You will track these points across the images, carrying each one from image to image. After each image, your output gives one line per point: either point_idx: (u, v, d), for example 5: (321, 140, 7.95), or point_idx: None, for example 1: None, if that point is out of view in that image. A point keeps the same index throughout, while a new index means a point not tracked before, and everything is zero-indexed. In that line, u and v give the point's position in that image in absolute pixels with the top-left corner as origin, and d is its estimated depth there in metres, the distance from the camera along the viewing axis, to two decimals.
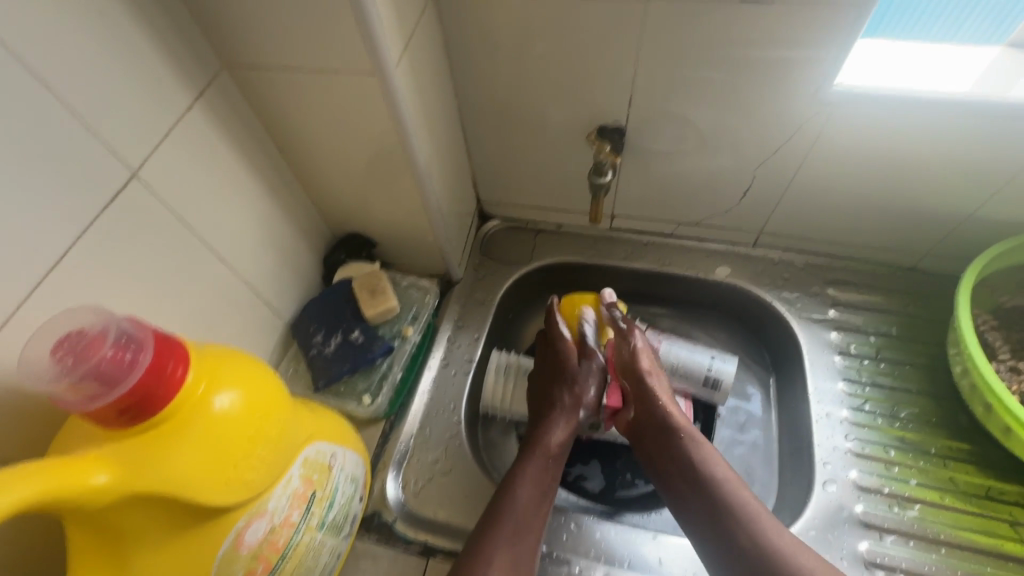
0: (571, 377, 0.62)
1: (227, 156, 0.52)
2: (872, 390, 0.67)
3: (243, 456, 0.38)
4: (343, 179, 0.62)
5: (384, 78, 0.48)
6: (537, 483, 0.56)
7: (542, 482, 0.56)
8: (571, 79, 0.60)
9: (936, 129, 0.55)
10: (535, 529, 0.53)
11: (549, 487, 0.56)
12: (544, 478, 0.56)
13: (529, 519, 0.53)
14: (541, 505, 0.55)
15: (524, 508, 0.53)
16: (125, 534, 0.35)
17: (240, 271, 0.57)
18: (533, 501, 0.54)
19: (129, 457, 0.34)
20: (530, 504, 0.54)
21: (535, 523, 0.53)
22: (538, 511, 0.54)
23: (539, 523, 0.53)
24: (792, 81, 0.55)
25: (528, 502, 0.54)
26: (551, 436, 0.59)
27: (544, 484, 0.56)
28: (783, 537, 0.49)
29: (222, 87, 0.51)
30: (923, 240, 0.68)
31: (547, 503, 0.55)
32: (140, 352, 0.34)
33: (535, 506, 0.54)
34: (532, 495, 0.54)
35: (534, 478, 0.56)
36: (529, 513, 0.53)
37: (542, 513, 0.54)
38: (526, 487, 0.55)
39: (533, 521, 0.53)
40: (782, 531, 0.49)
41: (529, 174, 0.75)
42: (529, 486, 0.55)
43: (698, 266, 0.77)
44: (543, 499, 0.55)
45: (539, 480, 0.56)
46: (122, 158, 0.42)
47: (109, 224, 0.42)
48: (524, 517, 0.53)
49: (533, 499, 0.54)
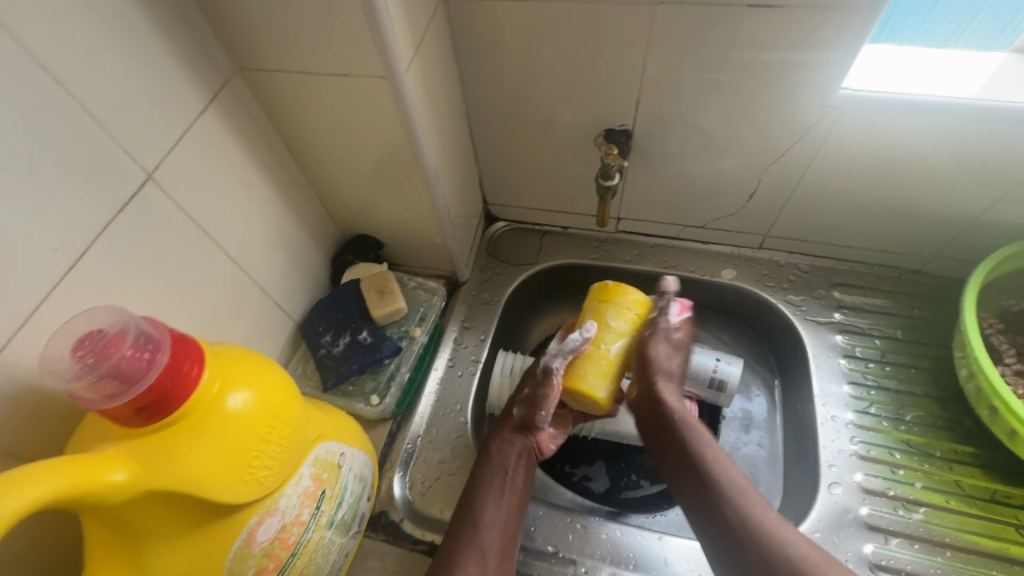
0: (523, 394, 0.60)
1: (239, 158, 0.53)
2: (877, 393, 0.67)
3: (255, 455, 0.38)
4: (353, 181, 0.63)
5: (395, 81, 0.49)
6: (498, 497, 0.55)
7: (504, 495, 0.55)
8: (579, 82, 0.61)
9: (942, 133, 0.55)
10: (501, 542, 0.52)
11: (510, 498, 0.55)
12: (506, 490, 0.56)
13: (491, 535, 0.52)
14: (506, 517, 0.54)
15: (487, 524, 0.53)
16: (140, 531, 0.36)
17: (251, 272, 0.57)
18: (493, 514, 0.54)
19: (146, 455, 0.34)
20: (493, 519, 0.53)
21: (499, 537, 0.53)
22: (501, 525, 0.53)
23: (504, 536, 0.53)
24: (799, 85, 0.55)
25: (491, 518, 0.53)
26: (507, 449, 0.58)
27: (506, 495, 0.55)
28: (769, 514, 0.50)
29: (235, 90, 0.52)
30: (929, 243, 0.68)
31: (510, 514, 0.55)
32: (158, 353, 0.35)
33: (498, 521, 0.53)
34: (493, 510, 0.54)
35: (494, 493, 0.55)
36: (491, 528, 0.53)
37: (505, 526, 0.54)
38: (486, 504, 0.54)
39: (497, 534, 0.53)
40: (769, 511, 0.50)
41: (536, 177, 0.75)
42: (489, 501, 0.54)
43: (704, 268, 0.77)
44: (507, 510, 0.55)
45: (499, 494, 0.55)
46: (137, 160, 0.43)
47: (125, 225, 0.43)
48: (486, 532, 0.52)
49: (495, 513, 0.54)
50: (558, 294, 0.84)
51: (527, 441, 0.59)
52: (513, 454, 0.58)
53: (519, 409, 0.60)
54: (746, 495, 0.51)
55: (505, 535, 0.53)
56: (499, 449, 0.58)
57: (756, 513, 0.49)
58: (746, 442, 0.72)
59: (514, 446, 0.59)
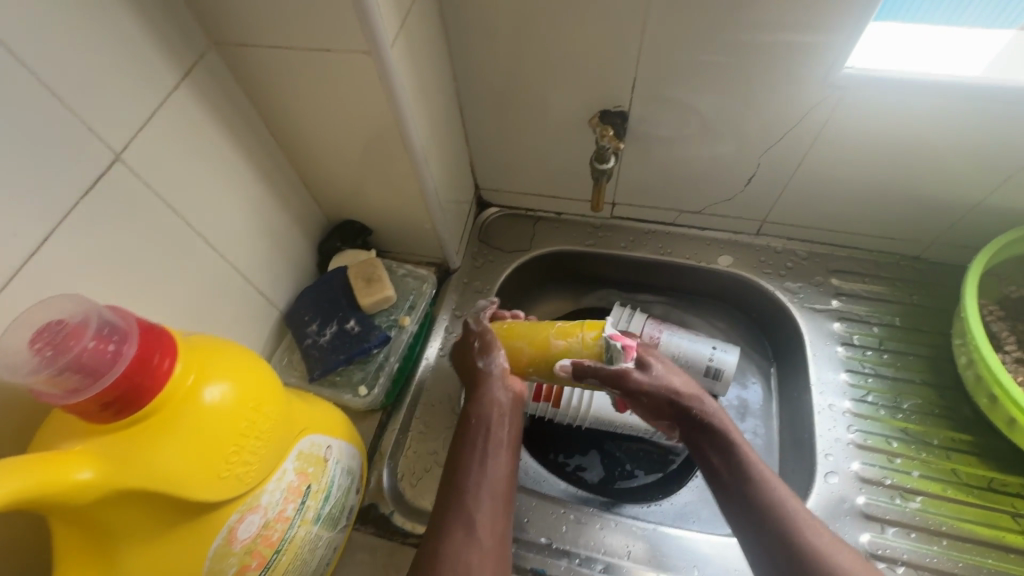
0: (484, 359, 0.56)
1: (216, 139, 0.50)
2: (875, 381, 0.66)
3: (234, 450, 0.36)
4: (338, 164, 0.60)
5: (380, 57, 0.46)
6: (482, 462, 0.51)
7: (488, 458, 0.51)
8: (574, 61, 0.58)
9: (947, 115, 0.53)
10: (492, 508, 0.49)
11: (497, 460, 0.52)
12: (492, 453, 0.52)
13: (482, 501, 0.49)
14: (496, 481, 0.51)
15: (473, 490, 0.49)
16: (111, 531, 0.34)
17: (231, 259, 0.55)
18: (480, 480, 0.50)
19: (115, 453, 0.32)
20: (480, 484, 0.50)
21: (490, 501, 0.49)
22: (491, 489, 0.50)
23: (495, 501, 0.50)
24: (802, 65, 0.53)
25: (478, 484, 0.50)
26: (485, 410, 0.54)
27: (491, 458, 0.52)
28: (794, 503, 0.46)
29: (210, 66, 0.49)
30: (929, 229, 0.67)
31: (500, 475, 0.51)
32: (124, 344, 0.33)
33: (484, 486, 0.50)
34: (478, 475, 0.50)
35: (478, 459, 0.51)
36: (479, 495, 0.49)
37: (493, 489, 0.50)
38: (472, 470, 0.50)
39: (486, 500, 0.49)
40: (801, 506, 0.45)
41: (528, 160, 0.73)
42: (473, 468, 0.51)
43: (701, 256, 0.76)
44: (495, 474, 0.51)
45: (483, 458, 0.51)
46: (104, 140, 0.41)
47: (92, 210, 0.41)
48: (473, 499, 0.49)
49: (483, 479, 0.50)
50: (551, 282, 0.82)
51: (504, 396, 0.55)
52: (490, 411, 0.54)
53: (489, 366, 0.56)
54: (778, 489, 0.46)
55: (496, 497, 0.50)
56: (476, 411, 0.54)
57: (785, 502, 0.45)
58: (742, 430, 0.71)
59: (490, 404, 0.54)
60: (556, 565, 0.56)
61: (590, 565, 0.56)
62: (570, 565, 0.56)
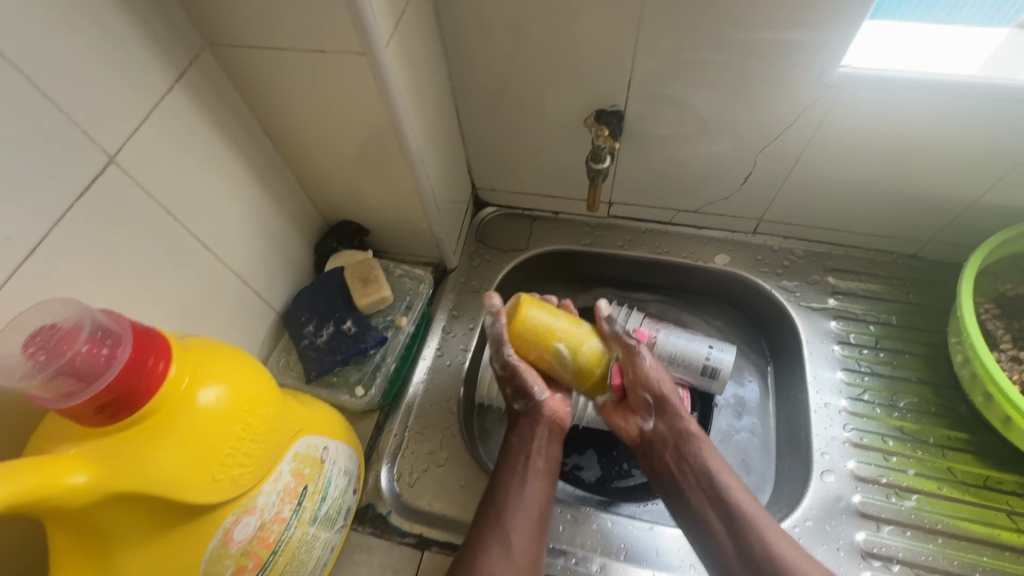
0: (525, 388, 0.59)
1: (211, 140, 0.50)
2: (871, 379, 0.66)
3: (230, 452, 0.37)
4: (334, 164, 0.60)
5: (374, 58, 0.46)
6: (521, 482, 0.56)
7: (528, 480, 0.56)
8: (569, 61, 0.58)
9: (942, 114, 0.53)
10: (528, 533, 0.53)
11: (535, 481, 0.56)
12: (531, 475, 0.56)
13: (519, 524, 0.53)
14: (532, 504, 0.55)
15: (511, 509, 0.54)
16: (106, 533, 0.34)
17: (227, 260, 0.55)
18: (519, 499, 0.54)
19: (111, 455, 0.32)
20: (518, 503, 0.54)
21: (526, 530, 0.53)
22: (528, 509, 0.54)
23: (530, 531, 0.53)
24: (797, 64, 0.53)
25: (517, 503, 0.54)
26: (528, 433, 0.59)
27: (529, 481, 0.56)
28: (774, 530, 0.52)
29: (204, 67, 0.49)
30: (925, 227, 0.67)
31: (535, 503, 0.55)
32: (117, 348, 0.33)
33: (522, 507, 0.54)
34: (517, 496, 0.55)
35: (518, 476, 0.56)
36: (516, 519, 0.53)
37: (531, 512, 0.54)
38: (512, 488, 0.55)
39: (523, 522, 0.53)
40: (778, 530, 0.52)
41: (525, 160, 0.73)
42: (514, 485, 0.55)
43: (698, 255, 0.76)
44: (533, 496, 0.55)
45: (524, 477, 0.56)
46: (98, 142, 0.41)
47: (86, 212, 0.41)
48: (511, 519, 0.53)
49: (521, 500, 0.54)
50: (549, 281, 0.82)
51: (545, 428, 0.60)
52: (530, 437, 0.59)
53: (522, 403, 0.60)
54: (753, 512, 0.53)
55: (532, 522, 0.54)
56: (519, 431, 0.60)
57: (764, 524, 0.52)
58: (739, 428, 0.71)
59: (532, 430, 0.59)
60: (553, 564, 0.57)
61: (587, 565, 0.57)
62: (566, 564, 0.57)
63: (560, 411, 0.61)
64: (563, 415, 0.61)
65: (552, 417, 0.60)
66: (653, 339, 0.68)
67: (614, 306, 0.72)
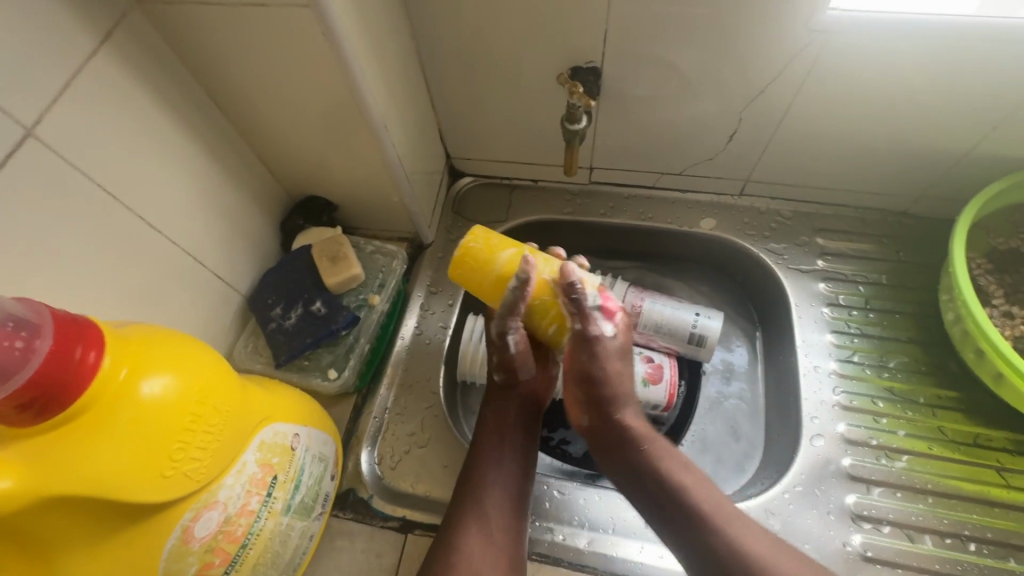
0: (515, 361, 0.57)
1: (149, 110, 0.46)
2: (861, 340, 0.65)
3: (180, 447, 0.34)
4: (292, 134, 0.56)
5: (321, 12, 0.42)
6: (498, 459, 0.55)
7: (505, 457, 0.55)
8: (539, 13, 0.54)
9: (934, 59, 0.50)
10: (506, 507, 0.52)
11: (511, 457, 0.55)
12: (508, 453, 0.56)
13: (496, 500, 0.52)
14: (511, 480, 0.54)
15: (488, 487, 0.53)
16: (47, 539, 0.31)
17: (180, 241, 0.51)
18: (496, 477, 0.54)
19: (42, 459, 0.30)
20: (496, 481, 0.53)
21: (505, 508, 0.52)
22: (507, 486, 0.54)
23: (510, 508, 0.53)
24: (782, 9, 0.49)
25: (494, 481, 0.53)
26: (502, 408, 0.58)
27: (506, 458, 0.55)
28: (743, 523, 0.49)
29: (135, 29, 0.44)
30: (916, 182, 0.65)
31: (512, 478, 0.54)
32: (35, 339, 0.30)
33: (500, 484, 0.53)
34: (494, 474, 0.54)
35: (495, 455, 0.55)
36: (493, 493, 0.53)
37: (509, 488, 0.53)
38: (490, 467, 0.54)
39: (502, 499, 0.53)
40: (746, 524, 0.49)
41: (499, 125, 0.69)
42: (490, 464, 0.54)
43: (683, 219, 0.73)
44: (510, 470, 0.55)
45: (500, 454, 0.55)
46: (11, 114, 0.36)
47: (5, 192, 0.37)
48: (488, 498, 0.52)
49: (498, 477, 0.54)
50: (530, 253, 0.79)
51: (518, 403, 0.59)
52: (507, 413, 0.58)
53: (499, 374, 0.59)
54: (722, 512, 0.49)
55: (510, 499, 0.53)
56: (494, 406, 0.59)
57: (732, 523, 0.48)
58: (728, 395, 0.70)
59: (508, 408, 0.58)
60: (540, 542, 0.55)
61: (574, 541, 0.55)
62: (553, 541, 0.55)
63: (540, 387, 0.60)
64: (545, 391, 0.60)
65: (528, 392, 0.59)
66: (638, 308, 0.66)
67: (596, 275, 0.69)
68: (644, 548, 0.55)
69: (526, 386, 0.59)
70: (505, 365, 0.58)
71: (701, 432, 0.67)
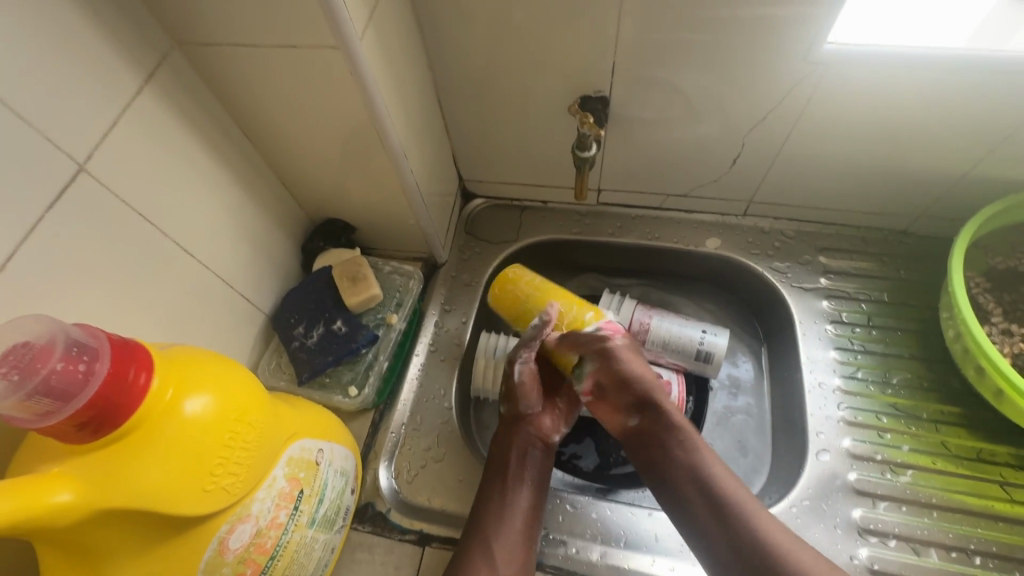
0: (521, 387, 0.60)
1: (186, 142, 0.49)
2: (864, 357, 0.67)
3: (219, 463, 0.36)
4: (316, 162, 0.59)
5: (349, 52, 0.45)
6: (505, 492, 0.56)
7: (512, 491, 0.57)
8: (551, 46, 0.57)
9: (927, 88, 0.53)
10: (513, 541, 0.54)
11: (519, 490, 0.57)
12: (514, 487, 0.57)
13: (504, 533, 0.54)
14: (518, 513, 0.56)
15: (495, 521, 0.55)
16: (97, 550, 0.34)
17: (210, 265, 0.54)
18: (503, 512, 0.55)
19: (96, 474, 0.32)
20: (503, 515, 0.55)
21: (512, 540, 0.54)
22: (514, 519, 0.55)
23: (515, 541, 0.54)
24: (782, 42, 0.52)
25: (501, 516, 0.55)
26: (511, 442, 0.60)
27: (514, 492, 0.57)
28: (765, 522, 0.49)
29: (175, 68, 0.47)
30: (915, 202, 0.67)
31: (520, 511, 0.56)
32: (95, 362, 0.32)
33: (506, 518, 0.55)
34: (501, 508, 0.55)
35: (502, 488, 0.57)
36: (500, 527, 0.54)
37: (516, 522, 0.55)
38: (497, 502, 0.56)
39: (508, 533, 0.54)
40: (766, 517, 0.50)
41: (511, 149, 0.72)
42: (497, 496, 0.56)
43: (689, 239, 0.75)
44: (518, 503, 0.56)
45: (507, 488, 0.57)
46: (66, 150, 0.39)
47: (58, 222, 0.39)
48: (494, 531, 0.54)
49: (504, 511, 0.55)
50: (540, 271, 0.81)
51: (526, 437, 0.60)
52: (515, 448, 0.59)
53: (506, 404, 0.62)
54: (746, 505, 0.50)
55: (518, 533, 0.55)
56: (501, 439, 0.60)
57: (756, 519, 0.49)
58: (735, 409, 0.71)
59: (517, 442, 0.60)
60: (553, 554, 0.57)
61: (587, 554, 0.57)
62: (567, 554, 0.57)
63: (546, 428, 0.61)
64: (550, 431, 0.61)
65: (533, 426, 0.60)
66: (646, 325, 0.68)
67: (606, 294, 0.72)
68: (655, 561, 0.56)
69: (531, 419, 0.61)
70: (510, 394, 0.61)
71: (709, 446, 0.69)
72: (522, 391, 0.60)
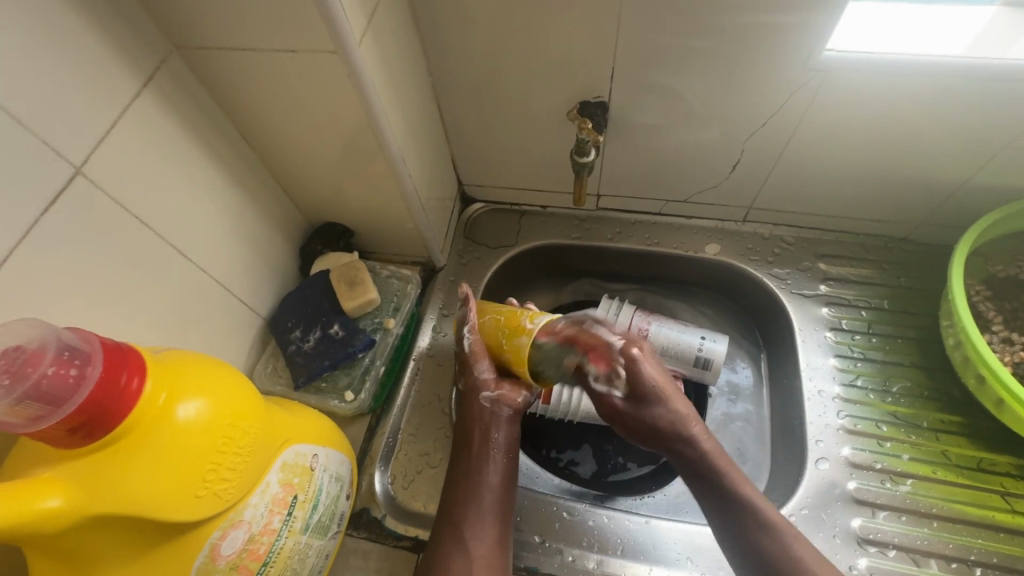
0: (473, 361, 0.59)
1: (184, 146, 0.49)
2: (864, 364, 0.66)
3: (211, 468, 0.36)
4: (314, 166, 0.59)
5: (348, 57, 0.45)
6: (469, 471, 0.56)
7: (476, 470, 0.56)
8: (550, 51, 0.57)
9: (929, 96, 0.53)
10: (480, 522, 0.53)
11: (483, 468, 0.56)
12: (477, 466, 0.56)
13: (469, 514, 0.54)
14: (483, 492, 0.55)
15: (460, 503, 0.54)
16: (87, 555, 0.34)
17: (207, 268, 0.54)
18: (466, 492, 0.55)
19: (87, 480, 0.32)
20: (467, 496, 0.55)
21: (479, 518, 0.53)
22: (479, 499, 0.55)
23: (483, 519, 0.53)
24: (782, 47, 0.52)
25: (465, 496, 0.55)
26: (471, 416, 0.58)
27: (478, 471, 0.56)
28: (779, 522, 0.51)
29: (173, 71, 0.47)
30: (916, 210, 0.66)
31: (484, 490, 0.55)
32: (87, 366, 0.32)
33: (472, 498, 0.54)
34: (466, 488, 0.55)
35: (465, 469, 0.56)
36: (465, 507, 0.54)
37: (482, 500, 0.54)
38: (463, 484, 0.55)
39: (474, 513, 0.54)
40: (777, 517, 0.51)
41: (510, 154, 0.72)
42: (461, 477, 0.56)
43: (688, 245, 0.75)
44: (482, 482, 0.55)
45: (471, 468, 0.56)
46: (62, 153, 0.39)
47: (53, 225, 0.39)
48: (460, 511, 0.54)
49: (469, 492, 0.55)
50: (539, 276, 0.81)
51: (488, 411, 0.58)
52: (477, 425, 0.58)
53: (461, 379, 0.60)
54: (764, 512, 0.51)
55: (484, 511, 0.54)
56: (465, 415, 0.59)
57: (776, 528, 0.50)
58: (734, 416, 0.71)
59: (476, 418, 0.58)
60: (549, 562, 0.57)
61: (583, 563, 0.56)
62: (563, 562, 0.56)
63: (509, 397, 0.59)
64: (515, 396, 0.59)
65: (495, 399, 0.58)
66: (644, 331, 0.68)
67: (604, 298, 0.71)
68: (652, 570, 0.55)
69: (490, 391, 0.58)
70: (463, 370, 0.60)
71: None
72: (475, 361, 0.59)
